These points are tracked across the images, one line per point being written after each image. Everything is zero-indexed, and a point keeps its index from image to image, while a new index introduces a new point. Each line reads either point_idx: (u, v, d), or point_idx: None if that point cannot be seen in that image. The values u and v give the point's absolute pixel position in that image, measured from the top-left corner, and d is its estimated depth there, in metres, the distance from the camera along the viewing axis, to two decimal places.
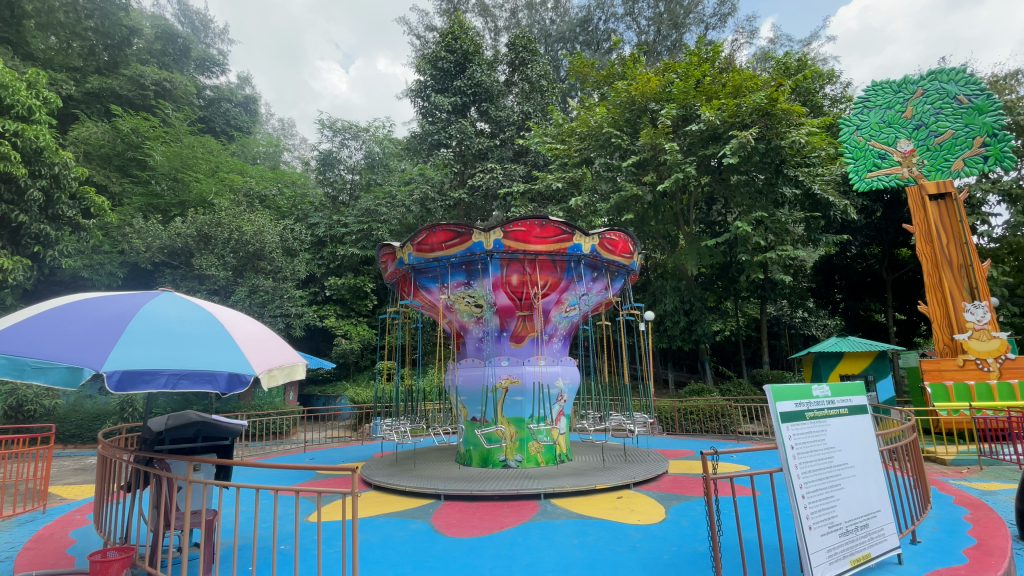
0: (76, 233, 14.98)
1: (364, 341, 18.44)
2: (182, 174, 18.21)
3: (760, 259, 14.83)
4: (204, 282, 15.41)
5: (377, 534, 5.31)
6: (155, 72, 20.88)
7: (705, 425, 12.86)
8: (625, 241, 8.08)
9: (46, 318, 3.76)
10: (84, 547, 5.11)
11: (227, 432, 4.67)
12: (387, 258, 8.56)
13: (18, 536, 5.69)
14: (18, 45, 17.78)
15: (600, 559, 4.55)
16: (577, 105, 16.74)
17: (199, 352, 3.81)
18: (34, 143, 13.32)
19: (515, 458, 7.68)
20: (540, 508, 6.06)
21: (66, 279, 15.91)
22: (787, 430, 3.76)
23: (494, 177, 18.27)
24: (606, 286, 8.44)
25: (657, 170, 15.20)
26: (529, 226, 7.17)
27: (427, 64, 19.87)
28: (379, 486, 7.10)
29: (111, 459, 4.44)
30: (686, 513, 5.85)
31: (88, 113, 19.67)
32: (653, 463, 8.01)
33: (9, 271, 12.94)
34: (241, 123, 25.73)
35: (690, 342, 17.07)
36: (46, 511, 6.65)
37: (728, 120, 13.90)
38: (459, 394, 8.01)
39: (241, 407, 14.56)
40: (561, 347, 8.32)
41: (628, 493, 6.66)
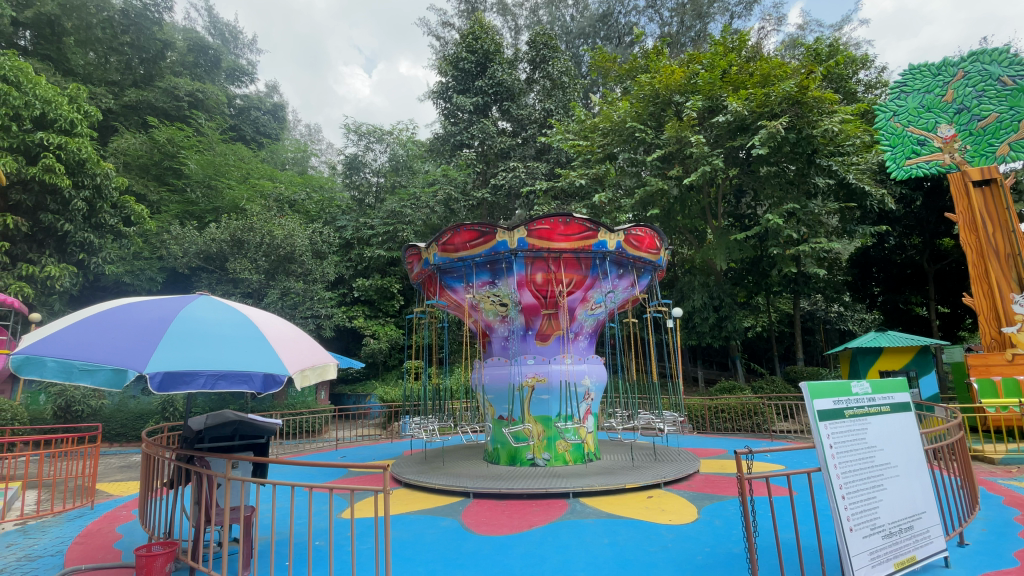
0: (117, 240, 15.65)
1: (392, 341, 18.74)
2: (216, 181, 18.84)
3: (792, 252, 14.38)
4: (238, 286, 15.87)
5: (408, 531, 5.38)
6: (188, 83, 21.63)
7: (737, 424, 12.59)
8: (651, 236, 7.94)
9: (93, 322, 3.93)
10: (130, 542, 5.33)
11: (262, 431, 4.79)
12: (412, 259, 8.65)
13: (68, 531, 5.97)
14: (60, 61, 18.88)
15: (632, 559, 4.48)
16: (599, 100, 16.56)
17: (235, 354, 3.92)
18: (77, 154, 13.99)
19: (543, 457, 7.65)
20: (569, 506, 6.02)
21: (110, 285, 16.66)
22: (825, 429, 3.63)
23: (517, 175, 18.24)
24: (632, 283, 8.32)
25: (683, 164, 14.94)
26: (553, 224, 7.11)
27: (449, 66, 19.98)
28: (409, 484, 7.20)
29: (155, 457, 4.63)
30: (719, 513, 5.73)
31: (127, 126, 20.44)
32: (683, 462, 7.86)
33: (56, 278, 13.60)
34: (270, 130, 26.45)
35: (720, 339, 16.70)
36: (93, 508, 6.94)
37: (756, 110, 13.56)
38: (486, 393, 8.05)
39: (275, 406, 14.97)
40: (587, 345, 8.26)
41: (659, 493, 6.55)
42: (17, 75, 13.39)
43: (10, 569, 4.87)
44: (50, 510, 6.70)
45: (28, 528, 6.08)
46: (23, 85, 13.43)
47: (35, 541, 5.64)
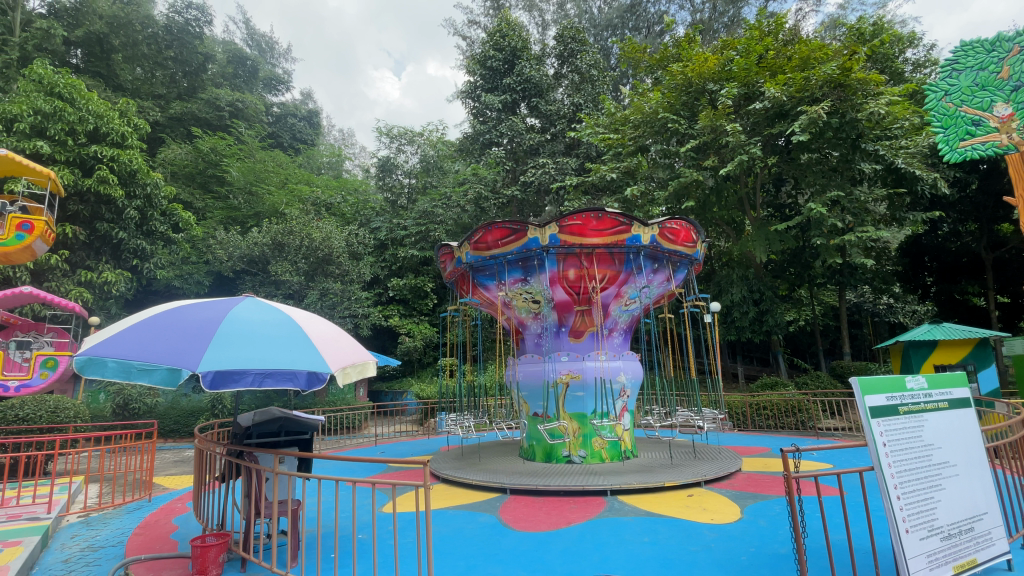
0: (167, 246, 16.42)
1: (427, 339, 19.02)
2: (257, 187, 19.56)
3: (837, 242, 13.76)
4: (280, 287, 16.41)
5: (448, 526, 5.44)
6: (229, 94, 22.50)
7: (780, 421, 12.19)
8: (687, 229, 7.73)
9: (150, 325, 4.13)
10: (186, 533, 5.59)
11: (306, 427, 4.95)
12: (445, 258, 8.73)
13: (128, 523, 6.34)
14: (109, 78, 19.97)
15: (673, 558, 4.40)
16: (630, 92, 16.27)
17: (281, 353, 4.05)
18: (128, 166, 14.79)
19: (579, 454, 7.58)
20: (607, 504, 5.96)
21: (162, 289, 17.53)
22: (878, 426, 3.45)
23: (546, 172, 18.12)
24: (668, 277, 8.15)
25: (718, 154, 14.54)
26: (585, 219, 7.01)
27: (477, 65, 20.03)
28: (447, 479, 7.29)
29: (207, 452, 4.85)
30: (764, 513, 5.55)
31: (173, 137, 21.42)
32: (725, 461, 7.63)
33: (113, 283, 14.39)
34: (305, 136, 27.22)
35: (761, 334, 16.22)
36: (150, 501, 7.35)
37: (796, 95, 13.03)
38: (520, 390, 8.06)
39: (317, 403, 15.45)
40: (622, 341, 8.15)
41: (699, 491, 6.40)
42: (72, 92, 14.42)
43: (77, 558, 5.22)
44: (111, 503, 7.12)
45: (92, 520, 6.49)
46: (77, 102, 14.35)
47: (98, 532, 6.00)
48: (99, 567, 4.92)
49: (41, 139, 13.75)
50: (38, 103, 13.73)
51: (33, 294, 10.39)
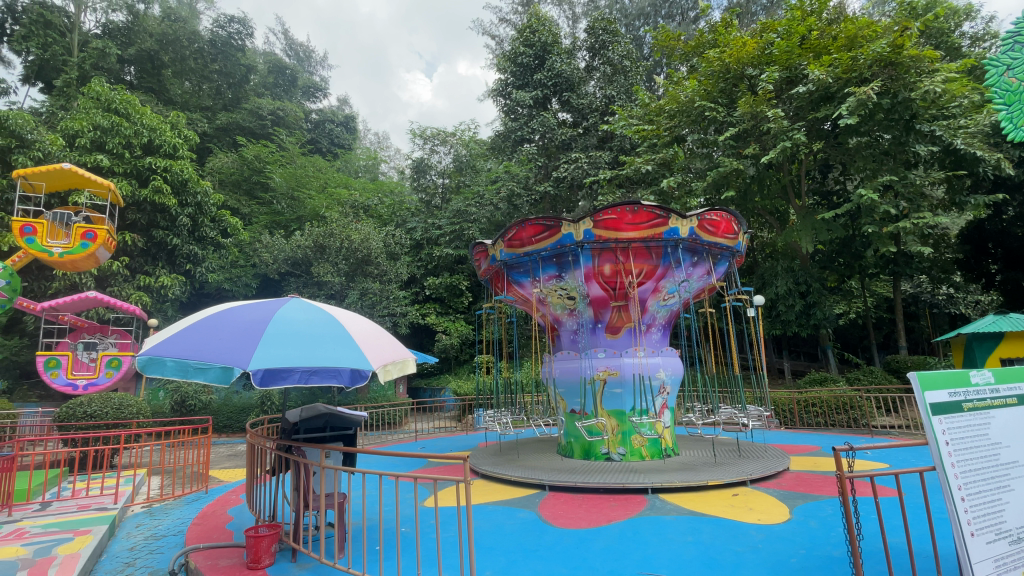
0: (217, 251, 17.20)
1: (463, 336, 19.28)
2: (298, 192, 20.26)
3: (890, 230, 13.02)
4: (323, 288, 16.98)
5: (488, 521, 5.49)
6: (270, 103, 23.34)
7: (831, 418, 11.64)
8: (727, 221, 7.49)
9: (203, 324, 4.34)
10: (240, 524, 5.87)
11: (350, 422, 5.07)
12: (480, 256, 8.79)
13: (188, 513, 6.73)
14: (161, 92, 21.09)
15: (718, 558, 4.29)
16: (664, 82, 15.89)
17: (325, 351, 4.19)
18: (180, 175, 15.60)
19: (618, 452, 7.48)
20: (648, 502, 5.86)
21: (214, 292, 18.43)
22: (940, 424, 3.22)
23: (579, 166, 17.90)
24: (708, 270, 7.93)
25: (760, 141, 14.02)
26: (620, 213, 6.88)
27: (507, 62, 19.97)
28: (486, 475, 7.36)
29: (258, 447, 5.06)
30: (815, 514, 5.33)
31: (220, 146, 22.45)
32: (772, 460, 7.38)
33: (169, 287, 15.21)
34: (343, 141, 27.94)
35: (808, 327, 15.62)
36: (207, 492, 7.76)
37: (842, 76, 12.38)
38: (557, 387, 8.03)
39: (359, 400, 15.91)
40: (661, 337, 8.01)
41: (744, 491, 6.19)
42: (127, 107, 15.35)
43: (141, 546, 5.60)
44: (172, 494, 7.58)
45: (155, 510, 6.92)
46: (132, 116, 15.27)
47: (161, 521, 6.42)
48: (162, 555, 5.28)
49: (101, 152, 14.69)
50: (97, 119, 14.70)
51: (97, 298, 11.05)
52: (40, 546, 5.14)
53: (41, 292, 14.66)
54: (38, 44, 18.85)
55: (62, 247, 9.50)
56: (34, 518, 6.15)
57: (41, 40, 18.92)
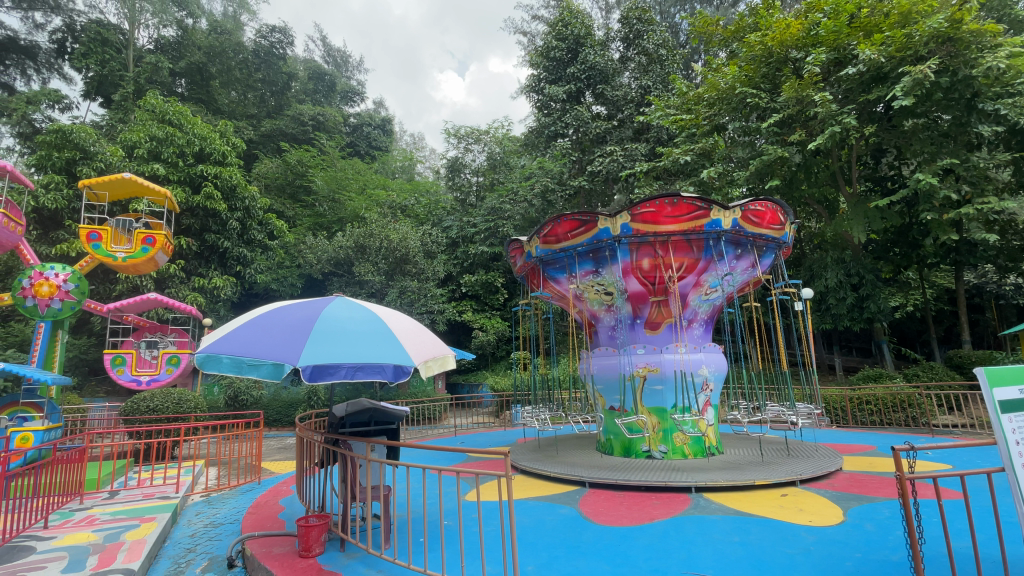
0: (265, 253, 17.92)
1: (499, 333, 19.42)
2: (339, 195, 20.92)
3: (951, 216, 12.22)
4: (363, 287, 17.42)
5: (529, 516, 5.51)
6: (311, 109, 24.07)
7: (888, 416, 11.05)
8: (773, 211, 7.22)
9: (253, 323, 4.54)
10: (291, 513, 6.12)
11: (393, 417, 5.22)
12: (515, 253, 8.79)
13: (243, 502, 7.10)
14: (209, 102, 22.10)
15: (767, 559, 4.17)
16: (702, 69, 15.44)
17: (370, 347, 4.32)
18: (229, 181, 16.37)
19: (659, 449, 7.36)
20: (692, 501, 5.73)
21: (262, 292, 19.24)
22: (1010, 423, 3.01)
23: (614, 160, 17.61)
24: (752, 263, 7.68)
25: (806, 126, 13.43)
26: (659, 205, 6.73)
27: (540, 57, 19.82)
28: (525, 470, 7.40)
29: (307, 440, 5.25)
30: (871, 516, 5.07)
31: (265, 152, 23.38)
32: (823, 459, 7.08)
33: (221, 288, 15.98)
34: (380, 143, 28.53)
35: (860, 321, 14.92)
36: (260, 483, 8.14)
37: (895, 55, 11.67)
38: (595, 383, 7.96)
39: (400, 395, 16.31)
40: (702, 332, 7.83)
41: (794, 491, 5.98)
42: (179, 118, 16.21)
43: (201, 533, 5.96)
44: (228, 484, 8.00)
45: (213, 499, 7.32)
46: (184, 126, 16.12)
47: (219, 510, 6.80)
48: (220, 542, 5.61)
49: (157, 161, 15.54)
50: (153, 130, 15.58)
51: (157, 299, 11.70)
52: (110, 532, 5.53)
53: (106, 295, 15.69)
54: (97, 61, 20.08)
55: (125, 252, 10.13)
56: (103, 506, 6.61)
57: (100, 57, 20.17)
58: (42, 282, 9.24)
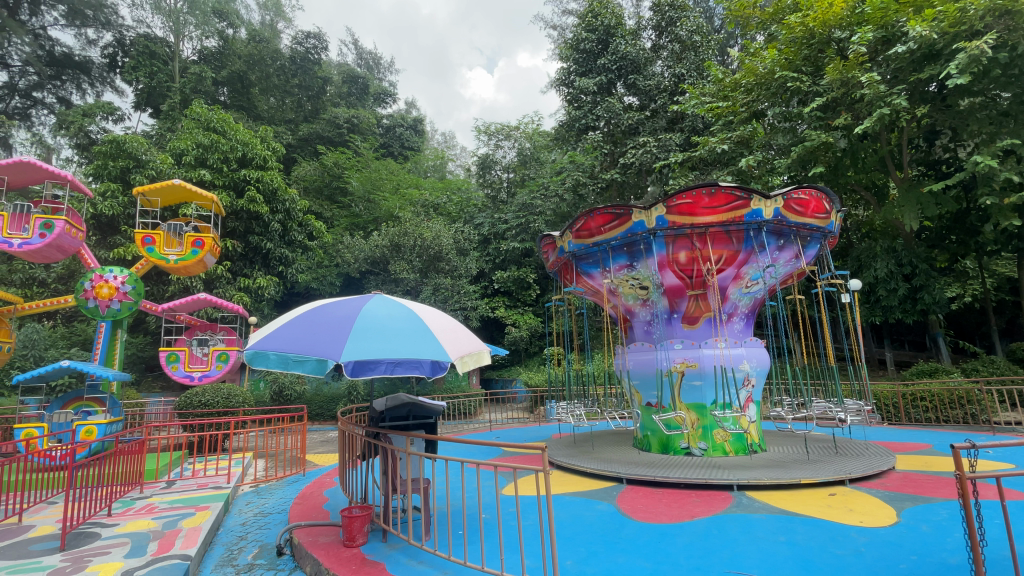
0: (305, 253, 18.55)
1: (532, 329, 19.47)
2: (374, 195, 21.42)
3: (1014, 200, 11.44)
4: (399, 284, 17.74)
5: (567, 511, 5.52)
6: (345, 112, 24.64)
7: (945, 413, 10.47)
8: (818, 199, 6.93)
9: (296, 322, 4.68)
10: (335, 504, 6.33)
11: (430, 411, 5.29)
12: (548, 248, 8.76)
13: (290, 493, 7.39)
14: (250, 109, 22.97)
15: (816, 560, 4.04)
16: (739, 54, 14.95)
17: (408, 344, 4.42)
18: (270, 185, 16.97)
19: (699, 446, 7.21)
20: (734, 499, 5.60)
21: (302, 291, 19.94)
22: None
23: (648, 151, 17.17)
24: (796, 254, 7.41)
25: (852, 109, 12.80)
26: (696, 196, 6.57)
27: (570, 50, 19.56)
28: (561, 466, 7.42)
29: (350, 433, 5.42)
30: (927, 518, 4.83)
31: (303, 155, 24.12)
32: (874, 458, 6.79)
33: (264, 288, 16.63)
34: (413, 143, 28.92)
35: (913, 313, 14.20)
36: (305, 474, 8.47)
37: (949, 31, 10.94)
38: (631, 379, 7.88)
39: (436, 390, 16.60)
40: (743, 327, 7.61)
41: (843, 491, 5.75)
42: (223, 125, 16.93)
43: (252, 522, 6.25)
44: (275, 476, 8.35)
45: (261, 489, 7.66)
46: (228, 133, 16.82)
47: (267, 500, 7.11)
48: (269, 531, 5.87)
49: (204, 168, 16.22)
50: (199, 138, 16.30)
51: (207, 299, 12.23)
52: (168, 520, 5.86)
53: (160, 295, 16.58)
54: (146, 73, 21.19)
55: (177, 255, 10.65)
56: (161, 495, 7.02)
57: (148, 70, 21.29)
58: (102, 285, 9.82)
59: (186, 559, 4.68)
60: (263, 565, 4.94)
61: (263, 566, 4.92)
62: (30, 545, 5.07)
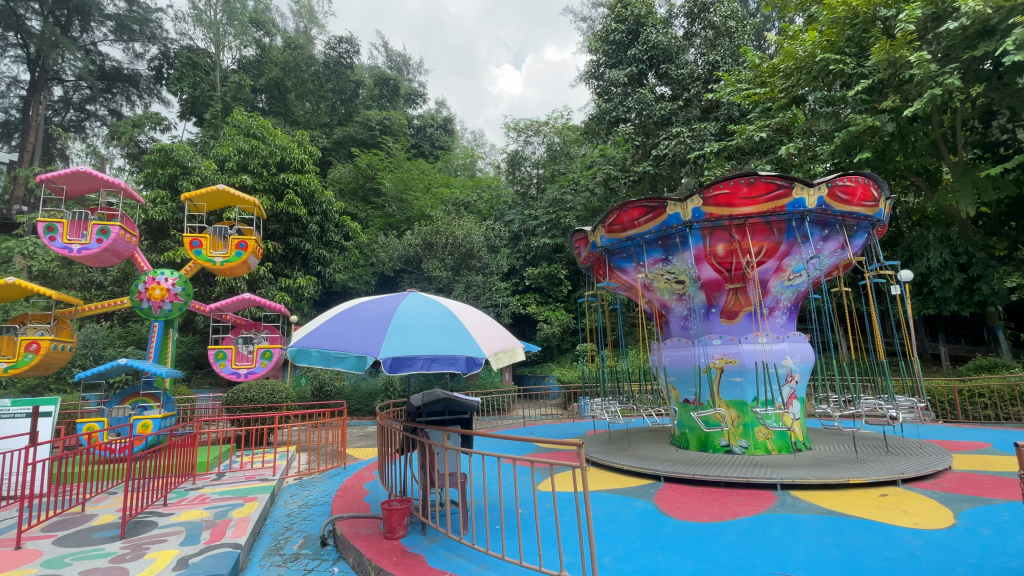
0: (341, 253, 19.07)
1: (564, 325, 19.44)
2: (406, 195, 21.81)
3: None
4: (432, 282, 18.01)
5: (604, 508, 5.49)
6: (377, 114, 25.08)
7: (1006, 411, 9.88)
8: (865, 186, 6.61)
9: (336, 319, 4.83)
10: (375, 497, 6.51)
11: (466, 407, 5.36)
12: (580, 243, 8.70)
13: (332, 486, 7.64)
14: (287, 114, 23.75)
15: (867, 563, 3.88)
16: (777, 37, 14.41)
17: (443, 340, 4.48)
18: (307, 187, 17.50)
19: (739, 444, 7.02)
20: (778, 499, 5.44)
21: (340, 290, 20.53)
22: None
23: (681, 142, 16.77)
24: (842, 245, 7.11)
25: (901, 91, 12.14)
26: (734, 186, 6.39)
27: (599, 42, 19.24)
28: (597, 462, 7.39)
29: (388, 428, 5.55)
30: (988, 520, 4.57)
31: (338, 158, 24.75)
32: (928, 458, 6.45)
33: (304, 288, 17.19)
34: (443, 142, 29.23)
35: (971, 305, 13.57)
36: (345, 468, 8.74)
37: (1006, 4, 10.20)
38: (668, 375, 7.77)
39: (470, 386, 16.80)
40: (786, 321, 7.37)
41: (895, 492, 5.49)
42: (262, 131, 17.55)
43: (297, 513, 6.49)
44: (317, 469, 8.65)
45: (304, 482, 7.96)
46: (267, 139, 17.43)
47: (311, 492, 7.37)
48: (313, 522, 6.09)
49: (245, 173, 16.83)
50: (240, 144, 16.93)
51: (251, 298, 12.69)
52: (219, 510, 6.15)
53: (207, 296, 17.38)
54: (190, 84, 22.32)
55: (222, 256, 11.10)
56: (212, 486, 7.38)
57: (191, 80, 22.44)
58: (155, 286, 10.36)
59: (236, 547, 4.91)
60: (308, 555, 5.13)
61: (309, 556, 5.11)
62: (93, 532, 5.42)
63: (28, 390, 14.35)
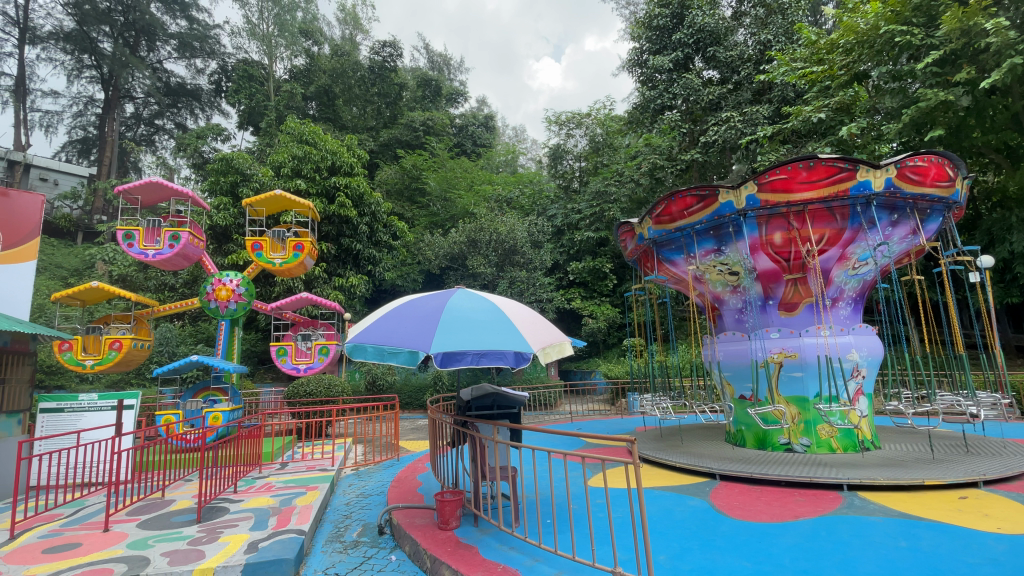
0: (390, 252, 19.66)
1: (610, 320, 19.22)
2: (450, 194, 22.22)
3: None
4: (477, 278, 18.26)
5: (657, 505, 5.39)
6: (421, 115, 25.53)
7: None
8: (939, 165, 6.12)
9: (388, 315, 4.98)
10: (428, 489, 6.67)
11: (514, 402, 5.44)
12: (626, 236, 8.53)
13: (386, 477, 7.91)
14: (336, 120, 24.67)
15: (946, 569, 3.61)
16: (834, 11, 13.57)
17: (492, 335, 4.54)
18: (357, 190, 18.15)
19: (801, 443, 6.72)
20: (844, 500, 5.15)
21: (389, 288, 21.19)
22: None
23: (731, 127, 16.06)
24: (913, 230, 6.64)
25: (977, 61, 11.11)
26: (792, 171, 6.07)
27: (642, 29, 18.71)
28: (648, 459, 7.27)
29: (439, 422, 5.68)
30: None
31: (384, 160, 25.48)
32: (1016, 459, 5.92)
33: (355, 286, 17.86)
34: (485, 140, 29.46)
35: None
36: (398, 460, 9.03)
37: None
38: (722, 370, 7.53)
39: (516, 380, 16.95)
40: (851, 313, 6.96)
41: (977, 494, 5.08)
42: (314, 137, 18.31)
43: (355, 502, 6.78)
44: (372, 460, 9.00)
45: (361, 473, 8.30)
46: (319, 144, 18.16)
47: (368, 483, 7.67)
48: (371, 511, 6.34)
49: (299, 178, 17.60)
50: (294, 151, 17.75)
51: (308, 298, 13.16)
52: (284, 497, 6.52)
53: (267, 295, 18.39)
54: (246, 95, 23.69)
55: (281, 258, 11.67)
56: (277, 475, 7.84)
57: (247, 92, 23.82)
58: (222, 288, 11.04)
59: (301, 533, 5.19)
60: (366, 542, 5.35)
61: (367, 543, 5.33)
62: (173, 516, 5.89)
63: (113, 384, 15.69)
